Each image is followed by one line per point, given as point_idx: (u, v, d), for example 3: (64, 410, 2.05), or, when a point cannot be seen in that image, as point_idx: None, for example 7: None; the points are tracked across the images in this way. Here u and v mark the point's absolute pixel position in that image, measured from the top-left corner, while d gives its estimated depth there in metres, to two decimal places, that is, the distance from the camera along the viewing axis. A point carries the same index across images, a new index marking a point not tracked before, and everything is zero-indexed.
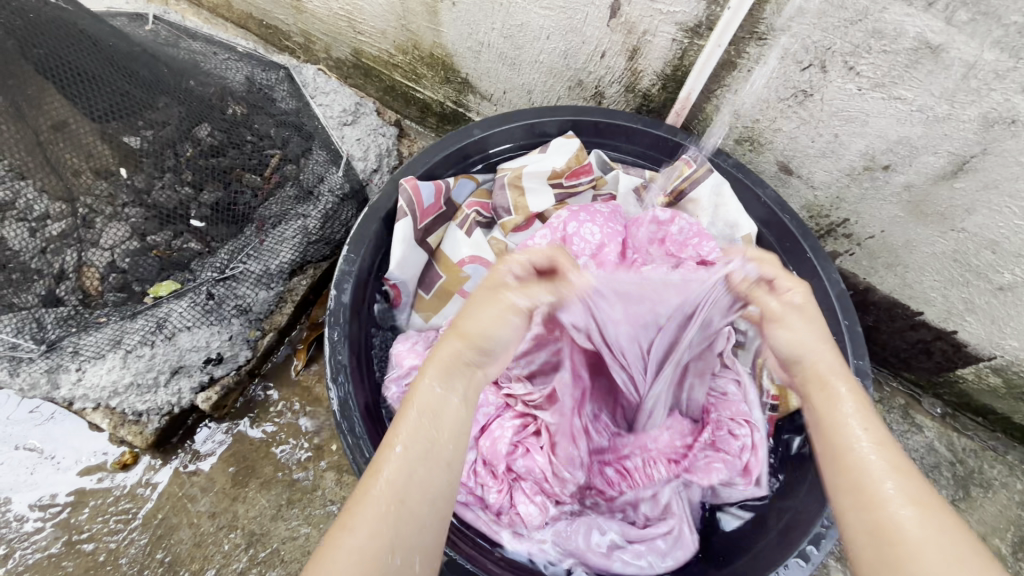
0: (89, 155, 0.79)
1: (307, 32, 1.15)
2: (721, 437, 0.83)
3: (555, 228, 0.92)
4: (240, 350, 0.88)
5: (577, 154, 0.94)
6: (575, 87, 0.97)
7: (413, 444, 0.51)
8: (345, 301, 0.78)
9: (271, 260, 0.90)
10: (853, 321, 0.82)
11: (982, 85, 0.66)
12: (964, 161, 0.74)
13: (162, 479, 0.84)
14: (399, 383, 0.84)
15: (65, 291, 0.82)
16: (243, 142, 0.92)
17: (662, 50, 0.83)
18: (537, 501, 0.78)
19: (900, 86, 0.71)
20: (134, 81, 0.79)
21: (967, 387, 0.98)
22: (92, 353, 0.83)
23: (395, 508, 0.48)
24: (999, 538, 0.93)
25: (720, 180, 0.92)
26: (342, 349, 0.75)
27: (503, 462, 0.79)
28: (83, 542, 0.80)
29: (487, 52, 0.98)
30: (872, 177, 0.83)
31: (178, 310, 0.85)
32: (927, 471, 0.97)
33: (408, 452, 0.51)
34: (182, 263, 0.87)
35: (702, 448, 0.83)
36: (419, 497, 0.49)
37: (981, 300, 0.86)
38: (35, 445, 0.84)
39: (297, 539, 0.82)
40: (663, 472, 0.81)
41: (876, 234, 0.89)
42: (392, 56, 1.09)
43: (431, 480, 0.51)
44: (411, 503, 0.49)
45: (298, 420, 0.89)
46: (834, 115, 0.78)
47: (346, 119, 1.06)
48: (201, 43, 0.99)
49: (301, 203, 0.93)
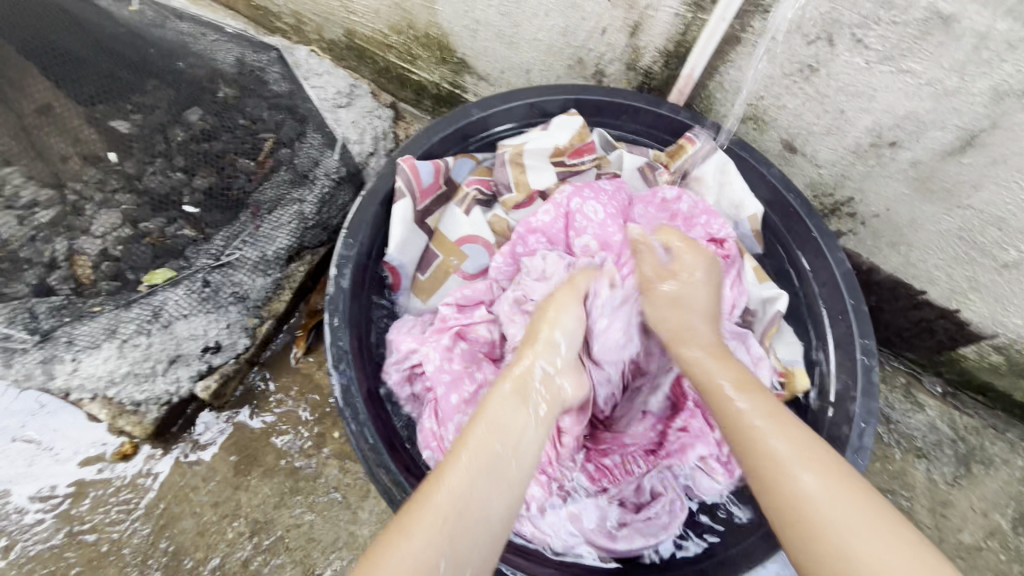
0: (76, 140, 0.82)
1: (297, 12, 1.11)
2: (693, 420, 0.82)
3: (558, 204, 0.90)
4: (238, 338, 0.86)
5: (579, 132, 0.92)
6: (575, 66, 0.95)
7: (475, 460, 0.57)
8: (343, 286, 0.77)
9: (267, 246, 0.88)
10: (860, 301, 0.81)
11: (994, 56, 0.65)
12: (973, 136, 0.73)
13: (163, 468, 0.83)
14: (398, 367, 0.83)
15: (56, 280, 0.81)
16: (236, 126, 0.90)
17: (664, 25, 0.81)
18: (540, 481, 0.78)
19: (909, 59, 0.70)
20: (121, 64, 0.80)
21: (969, 365, 0.98)
22: (87, 343, 0.80)
23: (446, 522, 0.52)
24: (1000, 514, 0.94)
25: (726, 159, 0.90)
26: (343, 335, 0.74)
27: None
28: (84, 533, 0.79)
29: (483, 30, 0.95)
30: (878, 154, 0.82)
31: (174, 298, 0.83)
32: (929, 449, 0.97)
33: (466, 461, 0.57)
34: (176, 250, 0.85)
35: (677, 432, 0.83)
36: (473, 514, 0.54)
37: (985, 278, 0.86)
38: (32, 437, 0.83)
39: (302, 527, 0.81)
40: (643, 467, 0.81)
41: (881, 213, 0.88)
42: (386, 36, 1.06)
43: (487, 501, 0.56)
44: (470, 524, 0.54)
45: (297, 410, 0.88)
46: (840, 90, 0.77)
47: (340, 102, 1.02)
48: (189, 24, 0.94)
49: (297, 187, 0.91)
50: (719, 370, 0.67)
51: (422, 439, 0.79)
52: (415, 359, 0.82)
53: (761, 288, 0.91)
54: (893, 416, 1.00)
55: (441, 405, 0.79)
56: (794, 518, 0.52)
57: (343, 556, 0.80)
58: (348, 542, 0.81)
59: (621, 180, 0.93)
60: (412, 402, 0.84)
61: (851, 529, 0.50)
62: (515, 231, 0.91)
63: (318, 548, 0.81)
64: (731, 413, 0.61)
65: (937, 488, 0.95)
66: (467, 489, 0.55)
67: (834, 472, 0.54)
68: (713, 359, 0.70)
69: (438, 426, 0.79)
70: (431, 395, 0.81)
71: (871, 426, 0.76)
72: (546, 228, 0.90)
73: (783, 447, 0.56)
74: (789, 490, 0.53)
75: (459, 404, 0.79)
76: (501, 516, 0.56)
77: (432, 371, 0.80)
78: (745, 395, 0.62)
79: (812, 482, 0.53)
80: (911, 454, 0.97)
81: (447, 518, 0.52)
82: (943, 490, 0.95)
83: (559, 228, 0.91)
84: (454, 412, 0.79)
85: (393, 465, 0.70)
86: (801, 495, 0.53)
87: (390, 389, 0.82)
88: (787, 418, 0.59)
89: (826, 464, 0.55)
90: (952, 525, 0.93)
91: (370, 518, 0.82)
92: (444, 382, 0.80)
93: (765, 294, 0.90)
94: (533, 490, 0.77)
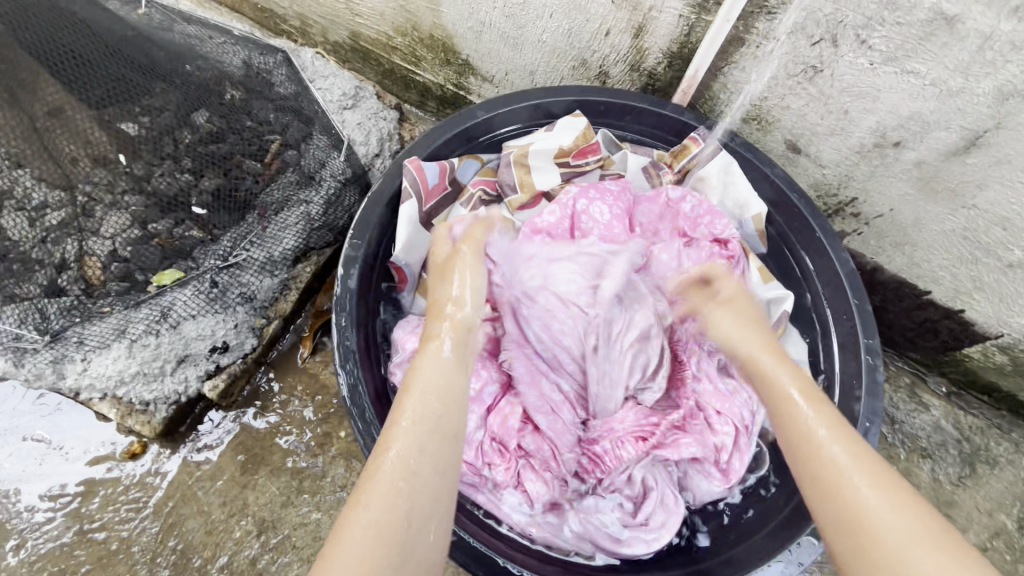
0: (87, 142, 0.81)
1: (303, 15, 1.12)
2: (693, 422, 0.82)
3: (563, 205, 0.91)
4: (245, 338, 0.87)
5: (584, 133, 0.92)
6: (579, 67, 0.95)
7: (418, 425, 0.57)
8: (351, 287, 0.77)
9: (274, 247, 0.89)
10: (864, 301, 0.81)
11: (998, 57, 0.65)
12: (977, 136, 0.73)
13: (172, 467, 0.84)
14: (403, 367, 0.82)
15: (67, 281, 0.83)
16: (243, 128, 0.91)
17: (668, 27, 0.81)
18: (543, 478, 0.78)
19: (913, 59, 0.70)
20: (132, 68, 0.79)
21: (973, 366, 0.98)
22: (97, 343, 0.82)
23: (397, 489, 0.52)
24: (1005, 514, 0.94)
25: (729, 159, 0.90)
26: (349, 335, 0.74)
27: (513, 438, 0.79)
28: (94, 531, 0.80)
29: (488, 32, 0.96)
30: (882, 155, 0.82)
31: (183, 299, 0.84)
32: (933, 449, 0.97)
33: (408, 430, 0.57)
34: (184, 251, 0.86)
35: (671, 427, 0.82)
36: (426, 479, 0.54)
37: (990, 278, 0.86)
38: (42, 436, 0.84)
39: (309, 525, 0.82)
40: (632, 451, 0.79)
41: (885, 213, 0.88)
42: (391, 38, 1.07)
43: (442, 459, 0.56)
44: (425, 486, 0.54)
45: (303, 410, 0.88)
46: (844, 91, 0.77)
47: (346, 103, 1.03)
48: (196, 27, 0.94)
49: (303, 189, 0.92)
50: (783, 376, 0.65)
51: None
52: None
53: (765, 288, 0.89)
54: (897, 416, 1.00)
55: None
56: (849, 523, 0.52)
57: None
58: None
59: (627, 181, 0.94)
60: None
61: (904, 536, 0.49)
62: (521, 230, 0.90)
63: (325, 547, 0.81)
64: (803, 427, 0.60)
65: (941, 488, 0.95)
66: (411, 458, 0.55)
67: (891, 483, 0.53)
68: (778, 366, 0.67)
69: None
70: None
71: (875, 425, 0.76)
72: (551, 228, 0.89)
73: (846, 462, 0.55)
74: (846, 498, 0.53)
75: None
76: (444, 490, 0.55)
77: None
78: (814, 407, 0.61)
79: (870, 496, 0.52)
80: (916, 454, 0.97)
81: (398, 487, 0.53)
82: (948, 490, 0.95)
83: (565, 228, 0.90)
84: None
85: None
86: (861, 507, 0.52)
87: (396, 388, 0.82)
88: (850, 433, 0.58)
89: (881, 474, 0.54)
90: (957, 525, 0.93)
91: None
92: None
93: (769, 295, 0.89)
94: (535, 486, 0.77)
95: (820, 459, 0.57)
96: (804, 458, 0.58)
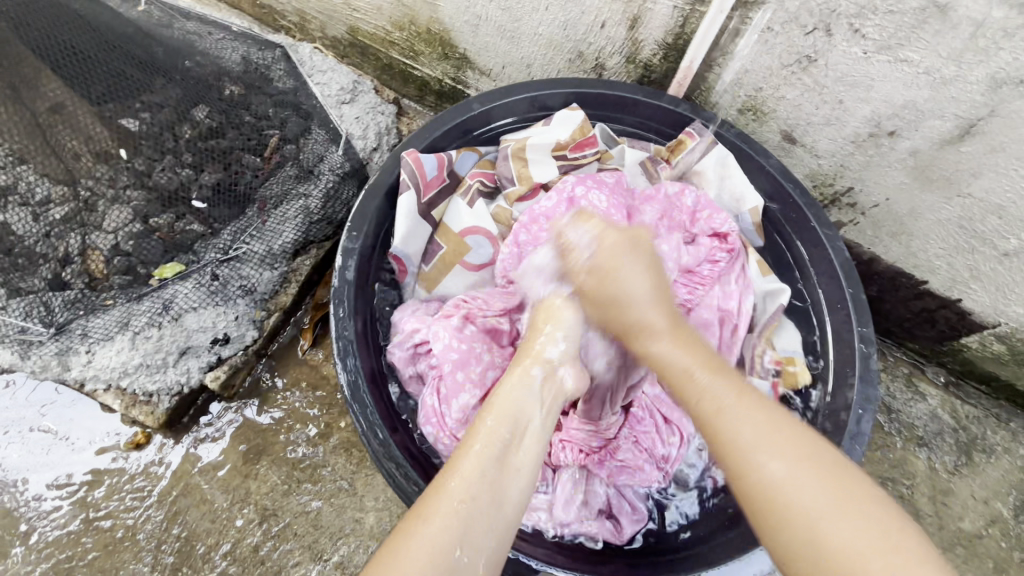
0: (88, 137, 0.83)
1: (301, 11, 1.12)
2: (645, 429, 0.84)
3: (561, 191, 0.92)
4: (246, 330, 0.88)
5: (581, 126, 0.93)
6: (575, 59, 0.96)
7: (486, 443, 0.57)
8: (348, 278, 0.78)
9: (274, 240, 0.90)
10: (859, 289, 0.82)
11: (991, 44, 0.65)
12: (971, 124, 0.73)
13: (175, 458, 0.85)
14: (401, 346, 0.85)
15: (71, 274, 0.85)
16: (242, 123, 0.92)
17: (663, 17, 0.81)
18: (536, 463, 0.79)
19: (906, 48, 0.70)
20: (130, 62, 0.81)
21: (970, 355, 0.98)
22: (101, 335, 0.83)
23: (460, 508, 0.51)
24: (1001, 502, 0.94)
25: (726, 154, 0.91)
26: (348, 325, 0.76)
27: None
28: (100, 519, 0.81)
29: (485, 25, 0.96)
30: (877, 144, 0.82)
31: (184, 291, 0.85)
32: (930, 438, 0.98)
33: (478, 455, 0.56)
34: (186, 245, 0.88)
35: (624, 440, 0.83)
36: (486, 499, 0.53)
37: (986, 267, 0.86)
38: (49, 427, 0.85)
39: (309, 513, 0.83)
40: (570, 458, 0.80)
41: (881, 203, 0.89)
42: (389, 33, 1.07)
43: (501, 486, 0.55)
44: (484, 504, 0.53)
45: (306, 400, 0.90)
46: (838, 81, 0.77)
47: (344, 98, 1.03)
48: (195, 23, 0.95)
49: (302, 182, 0.93)
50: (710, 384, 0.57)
51: (423, 415, 0.80)
52: (419, 338, 0.84)
53: (763, 281, 0.91)
54: (894, 406, 1.00)
55: (446, 382, 0.80)
56: (763, 500, 0.50)
57: (350, 541, 0.82)
58: (355, 529, 0.83)
59: (621, 173, 0.95)
60: (416, 382, 0.86)
61: (832, 517, 0.48)
62: (520, 219, 0.92)
63: (325, 535, 0.82)
64: (675, 374, 0.60)
65: (937, 476, 0.95)
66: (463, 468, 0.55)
67: (808, 460, 0.51)
68: (674, 340, 0.62)
69: (439, 403, 0.80)
70: (434, 374, 0.82)
71: (869, 412, 0.76)
72: (548, 213, 0.90)
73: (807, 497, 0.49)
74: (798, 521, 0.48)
75: (465, 382, 0.81)
76: (523, 498, 0.56)
77: (439, 351, 0.82)
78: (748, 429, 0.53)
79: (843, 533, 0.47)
80: (913, 443, 0.97)
81: (460, 506, 0.51)
82: (944, 478, 0.95)
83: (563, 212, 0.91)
84: (459, 391, 0.80)
85: (402, 458, 0.71)
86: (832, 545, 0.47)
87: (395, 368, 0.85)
88: (727, 374, 0.58)
89: (796, 449, 0.52)
90: (953, 513, 0.93)
91: (376, 505, 0.84)
92: (450, 362, 0.81)
93: (766, 288, 0.91)
94: None
95: (705, 404, 0.56)
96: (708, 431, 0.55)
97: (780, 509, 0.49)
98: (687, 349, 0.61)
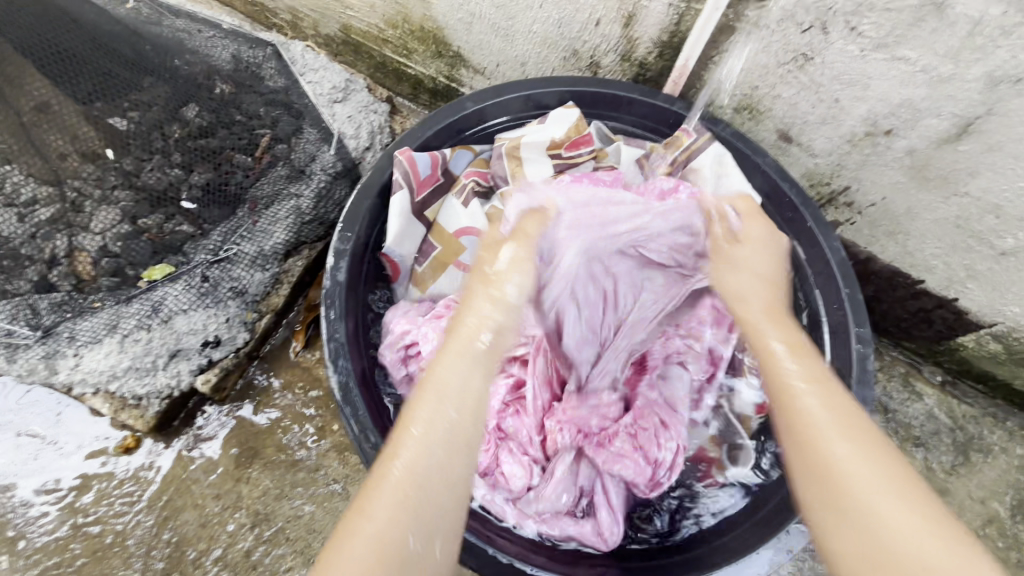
0: (75, 136, 0.82)
1: (294, 8, 1.11)
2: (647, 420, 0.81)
3: None
4: (237, 332, 0.87)
5: (576, 124, 0.92)
6: (570, 57, 0.95)
7: (433, 425, 0.50)
8: (340, 280, 0.77)
9: (264, 241, 0.89)
10: (855, 290, 0.82)
11: (988, 42, 0.65)
12: (968, 123, 0.72)
13: (165, 462, 0.84)
14: (392, 348, 0.84)
15: (57, 276, 0.83)
16: (233, 122, 0.91)
17: (658, 15, 0.80)
18: (522, 461, 0.79)
19: (903, 46, 0.69)
20: (116, 61, 0.79)
21: (967, 354, 0.97)
22: (89, 338, 0.82)
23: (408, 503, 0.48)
24: (998, 501, 0.94)
25: (721, 150, 0.89)
26: (339, 327, 0.74)
27: (493, 419, 0.82)
28: (89, 524, 0.80)
29: (478, 23, 0.95)
30: (874, 143, 0.81)
31: (174, 293, 0.84)
32: (926, 438, 0.97)
33: (418, 442, 0.49)
34: (175, 246, 0.86)
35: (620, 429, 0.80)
36: (434, 489, 0.49)
37: (983, 266, 0.85)
38: (36, 432, 0.84)
39: (302, 518, 0.82)
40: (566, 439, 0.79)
41: (877, 202, 0.88)
42: (382, 31, 1.06)
43: (452, 470, 0.50)
44: (434, 495, 0.49)
45: (297, 403, 0.89)
46: (834, 79, 0.76)
47: (336, 96, 1.00)
48: (184, 21, 0.94)
49: (294, 182, 0.92)
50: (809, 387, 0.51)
51: None
52: (409, 339, 0.84)
53: None
54: (891, 406, 1.00)
55: None
56: (830, 488, 0.47)
57: None
58: None
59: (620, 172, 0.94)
60: (407, 383, 0.85)
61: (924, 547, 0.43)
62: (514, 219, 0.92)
63: (318, 539, 0.82)
64: (761, 348, 0.55)
65: (934, 476, 0.95)
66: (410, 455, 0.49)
67: (892, 466, 0.47)
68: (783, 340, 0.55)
69: None
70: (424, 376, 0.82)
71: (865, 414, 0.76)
72: None
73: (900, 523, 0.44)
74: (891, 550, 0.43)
75: None
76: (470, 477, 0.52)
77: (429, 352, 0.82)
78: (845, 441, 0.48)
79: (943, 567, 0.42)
80: (909, 442, 0.97)
81: (410, 494, 0.48)
82: (941, 478, 0.95)
83: None
84: None
85: None
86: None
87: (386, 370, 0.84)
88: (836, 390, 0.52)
89: (871, 444, 0.48)
90: None
91: None
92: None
93: None
94: (511, 467, 0.79)
95: (792, 405, 0.51)
96: (781, 411, 0.51)
97: (845, 502, 0.46)
98: (780, 326, 0.56)
